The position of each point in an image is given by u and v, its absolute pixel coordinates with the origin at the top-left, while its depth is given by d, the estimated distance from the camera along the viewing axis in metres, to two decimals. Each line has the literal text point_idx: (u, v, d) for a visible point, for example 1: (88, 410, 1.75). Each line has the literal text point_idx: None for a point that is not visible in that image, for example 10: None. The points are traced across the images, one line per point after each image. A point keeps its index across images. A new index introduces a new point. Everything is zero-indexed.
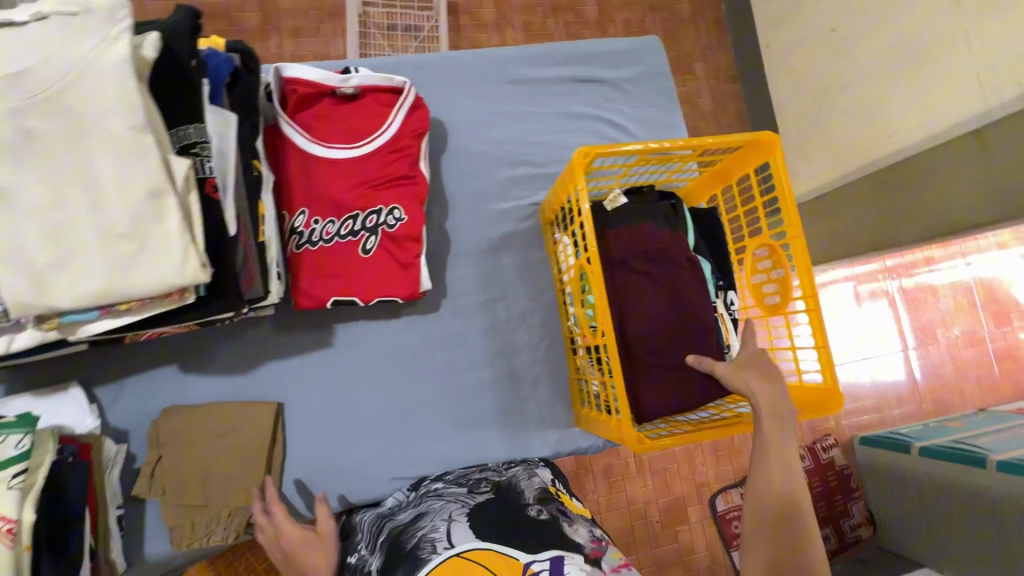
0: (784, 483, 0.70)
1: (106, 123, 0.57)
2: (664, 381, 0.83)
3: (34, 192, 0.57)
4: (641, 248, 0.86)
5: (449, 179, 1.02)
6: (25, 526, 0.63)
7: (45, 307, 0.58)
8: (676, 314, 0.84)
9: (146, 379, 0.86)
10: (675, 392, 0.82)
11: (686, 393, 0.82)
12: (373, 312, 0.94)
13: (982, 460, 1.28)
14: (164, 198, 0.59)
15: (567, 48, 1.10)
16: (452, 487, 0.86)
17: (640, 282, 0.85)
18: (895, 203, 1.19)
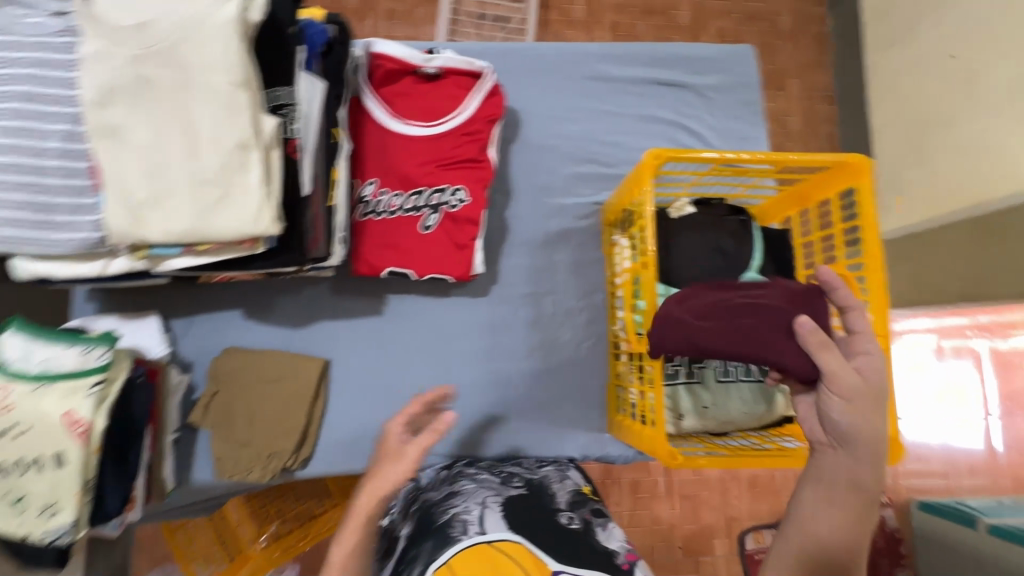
0: (840, 535, 0.63)
1: (210, 78, 0.62)
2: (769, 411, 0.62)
3: (140, 132, 0.63)
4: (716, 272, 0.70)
5: (516, 168, 1.02)
6: (95, 430, 0.70)
7: (139, 237, 0.65)
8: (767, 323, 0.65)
9: (212, 318, 0.93)
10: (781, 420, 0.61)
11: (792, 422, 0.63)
12: (425, 288, 0.97)
13: None
14: (250, 151, 0.64)
15: (653, 49, 1.07)
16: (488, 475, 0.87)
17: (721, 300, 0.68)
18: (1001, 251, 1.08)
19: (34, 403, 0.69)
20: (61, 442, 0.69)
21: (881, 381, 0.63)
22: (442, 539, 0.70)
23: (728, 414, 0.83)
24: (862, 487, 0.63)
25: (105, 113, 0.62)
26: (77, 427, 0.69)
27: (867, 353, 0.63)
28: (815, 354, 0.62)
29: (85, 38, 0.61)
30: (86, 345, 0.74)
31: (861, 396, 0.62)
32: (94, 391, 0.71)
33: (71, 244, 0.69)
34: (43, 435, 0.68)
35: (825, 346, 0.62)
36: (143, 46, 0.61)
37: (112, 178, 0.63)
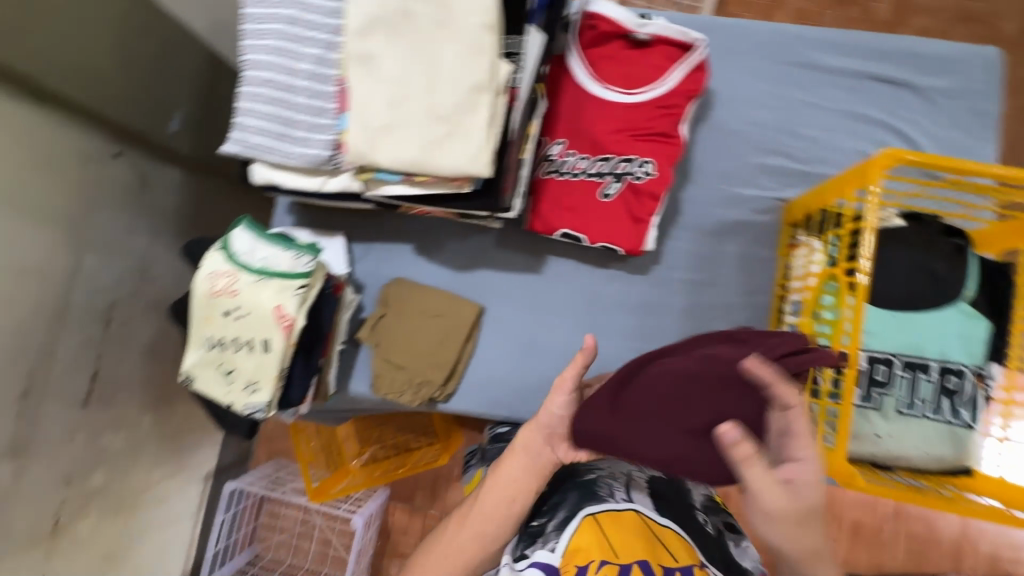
0: None
1: (463, 19, 0.65)
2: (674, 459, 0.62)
3: (392, 63, 0.67)
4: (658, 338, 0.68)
5: (699, 150, 0.98)
6: (296, 327, 0.79)
7: (369, 160, 0.69)
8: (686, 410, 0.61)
9: (386, 248, 1.00)
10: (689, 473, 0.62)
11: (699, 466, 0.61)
12: (586, 255, 0.97)
13: None
14: (483, 94, 0.67)
15: (877, 39, 0.97)
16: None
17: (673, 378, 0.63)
18: None
19: (255, 293, 0.78)
20: (269, 331, 0.78)
21: (814, 497, 0.57)
22: (589, 493, 0.75)
23: (902, 446, 0.76)
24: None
25: (364, 41, 0.67)
26: (283, 322, 0.78)
27: (795, 460, 0.57)
28: (744, 470, 0.56)
29: None
30: (297, 251, 0.82)
31: (789, 513, 0.56)
32: (298, 293, 0.79)
33: (303, 159, 0.75)
34: (259, 322, 0.78)
35: (750, 458, 0.55)
36: None
37: (357, 101, 0.69)
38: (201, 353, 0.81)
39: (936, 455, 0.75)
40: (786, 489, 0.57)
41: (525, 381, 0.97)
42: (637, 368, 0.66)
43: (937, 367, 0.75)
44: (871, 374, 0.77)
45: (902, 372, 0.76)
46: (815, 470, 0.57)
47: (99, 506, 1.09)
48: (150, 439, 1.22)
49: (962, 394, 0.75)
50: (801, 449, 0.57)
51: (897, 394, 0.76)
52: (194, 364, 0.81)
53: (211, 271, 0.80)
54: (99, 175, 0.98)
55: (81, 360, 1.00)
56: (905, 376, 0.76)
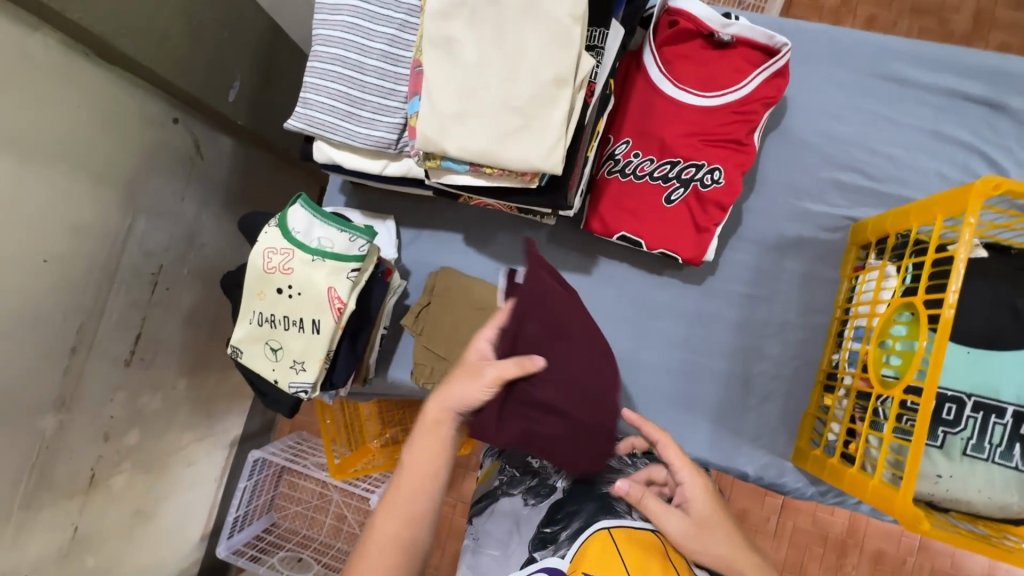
0: None
1: (552, 9, 0.62)
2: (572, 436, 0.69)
3: (471, 50, 0.65)
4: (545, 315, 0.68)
5: (767, 159, 0.94)
6: (346, 311, 0.79)
7: (438, 148, 0.68)
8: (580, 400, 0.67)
9: (435, 236, 0.98)
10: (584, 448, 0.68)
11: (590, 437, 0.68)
12: (640, 260, 0.95)
13: None
14: (563, 88, 0.64)
15: (973, 55, 0.90)
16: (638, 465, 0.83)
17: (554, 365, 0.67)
18: None
19: (309, 273, 0.78)
20: (321, 313, 0.78)
21: (705, 512, 0.68)
22: (605, 506, 0.71)
23: (966, 491, 0.71)
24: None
25: (446, 25, 0.65)
26: (336, 304, 0.78)
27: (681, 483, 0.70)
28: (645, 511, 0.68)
29: None
30: (352, 233, 0.81)
31: (692, 530, 0.67)
32: (352, 276, 0.79)
33: (366, 141, 0.75)
34: (311, 302, 0.78)
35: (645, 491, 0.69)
36: None
37: (431, 86, 0.67)
38: (250, 328, 0.80)
39: (1003, 504, 0.70)
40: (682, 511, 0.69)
41: None
42: (517, 387, 0.65)
43: (1015, 412, 0.70)
44: (936, 412, 0.73)
45: (971, 413, 0.71)
46: (695, 484, 0.70)
47: (133, 464, 1.10)
48: (184, 402, 1.23)
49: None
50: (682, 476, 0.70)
51: (964, 435, 0.72)
52: (241, 338, 0.81)
53: (267, 247, 0.79)
54: (158, 139, 0.98)
55: (128, 321, 1.01)
56: (975, 417, 0.71)
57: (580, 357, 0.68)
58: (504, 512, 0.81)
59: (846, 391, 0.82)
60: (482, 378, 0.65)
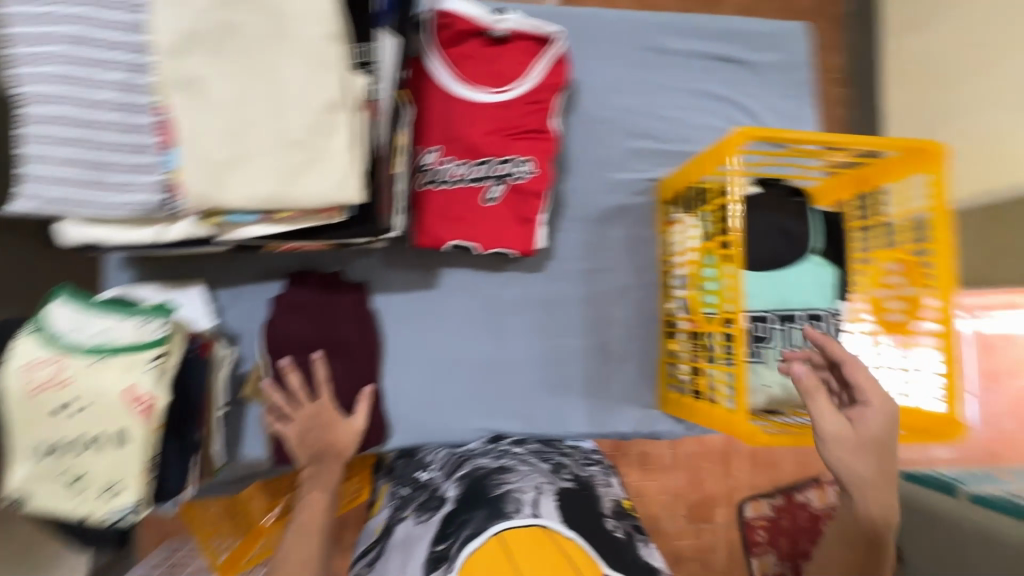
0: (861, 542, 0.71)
1: (303, 29, 0.57)
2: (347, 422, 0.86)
3: (223, 87, 0.57)
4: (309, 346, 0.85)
5: (572, 140, 0.99)
6: (160, 407, 0.66)
7: (216, 203, 0.59)
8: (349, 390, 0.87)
9: (257, 290, 0.88)
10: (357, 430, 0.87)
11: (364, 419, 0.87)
12: (480, 262, 0.95)
13: None
14: (341, 113, 0.60)
15: (712, 21, 1.04)
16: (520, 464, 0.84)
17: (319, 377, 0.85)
18: None
19: (95, 377, 0.65)
20: (123, 419, 0.65)
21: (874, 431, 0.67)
22: (496, 512, 0.69)
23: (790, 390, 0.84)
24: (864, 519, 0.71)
25: (179, 63, 0.56)
26: (141, 405, 0.65)
27: (865, 404, 0.68)
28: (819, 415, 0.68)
29: None
30: (141, 317, 0.70)
31: (848, 442, 0.68)
32: (154, 365, 0.67)
33: (126, 209, 0.63)
34: (104, 412, 0.64)
35: (816, 386, 0.68)
36: None
37: (185, 135, 0.57)
38: (35, 464, 0.65)
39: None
40: (848, 421, 0.68)
41: (440, 400, 0.94)
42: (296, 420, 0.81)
43: (803, 314, 0.85)
44: (755, 332, 0.84)
45: (776, 325, 0.84)
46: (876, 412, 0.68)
47: None
48: None
49: (825, 333, 0.85)
50: (866, 402, 0.68)
51: (777, 345, 0.84)
52: (26, 479, 0.65)
53: (30, 360, 0.65)
54: None
55: None
56: (780, 328, 0.84)
57: (354, 359, 0.87)
58: (398, 537, 0.77)
59: (684, 335, 0.91)
60: (356, 423, 0.82)
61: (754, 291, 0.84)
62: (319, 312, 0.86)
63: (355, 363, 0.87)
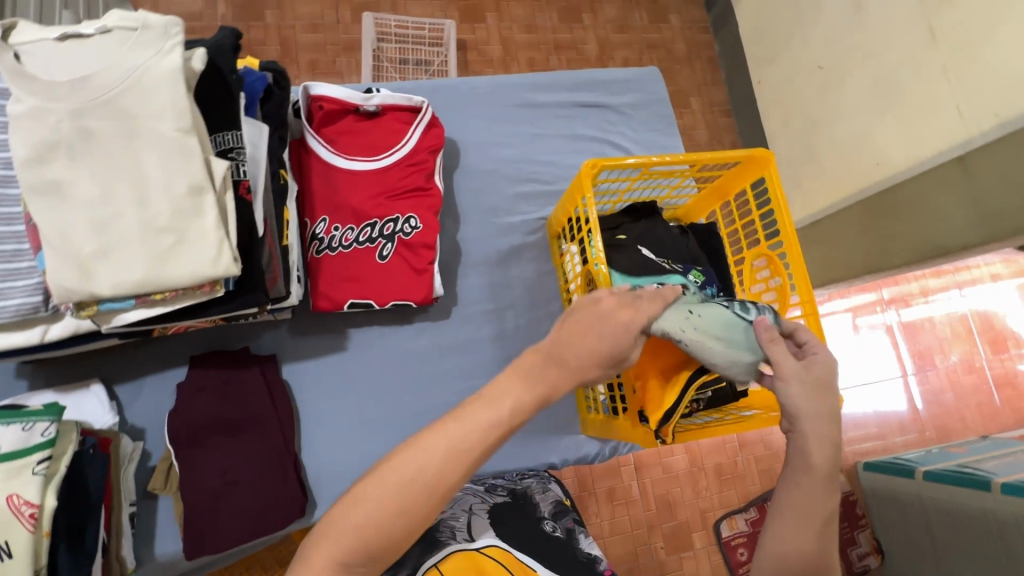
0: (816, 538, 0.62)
1: (157, 126, 0.62)
2: (260, 499, 0.83)
3: (85, 187, 0.61)
4: (217, 420, 0.84)
5: (462, 193, 1.07)
6: (45, 511, 0.65)
7: (86, 294, 0.62)
8: (264, 468, 0.84)
9: (162, 379, 0.88)
10: (275, 509, 0.84)
11: (277, 494, 0.84)
12: (387, 317, 0.98)
13: (987, 482, 1.31)
14: (204, 195, 0.64)
15: (573, 75, 1.17)
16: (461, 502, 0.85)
17: (232, 455, 0.83)
18: (897, 237, 1.31)
19: None
20: (5, 532, 0.62)
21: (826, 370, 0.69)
22: (431, 543, 0.72)
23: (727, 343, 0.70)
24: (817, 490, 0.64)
25: (43, 169, 0.60)
26: (25, 511, 0.63)
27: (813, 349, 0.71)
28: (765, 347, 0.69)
29: (15, 96, 0.60)
30: (26, 420, 0.67)
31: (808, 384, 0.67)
32: (40, 469, 0.66)
33: (1, 315, 0.64)
34: None
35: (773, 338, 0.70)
36: (82, 101, 0.60)
37: (53, 236, 0.61)
38: None
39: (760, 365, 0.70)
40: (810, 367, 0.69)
41: (363, 462, 0.93)
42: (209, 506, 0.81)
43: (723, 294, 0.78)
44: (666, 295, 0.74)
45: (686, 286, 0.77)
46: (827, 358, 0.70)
47: None
48: None
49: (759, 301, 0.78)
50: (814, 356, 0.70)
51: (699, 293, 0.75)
52: None
53: None
54: None
55: None
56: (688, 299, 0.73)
57: (266, 434, 0.86)
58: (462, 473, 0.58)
59: None
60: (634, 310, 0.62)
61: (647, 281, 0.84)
62: (224, 390, 0.86)
63: (266, 439, 0.86)
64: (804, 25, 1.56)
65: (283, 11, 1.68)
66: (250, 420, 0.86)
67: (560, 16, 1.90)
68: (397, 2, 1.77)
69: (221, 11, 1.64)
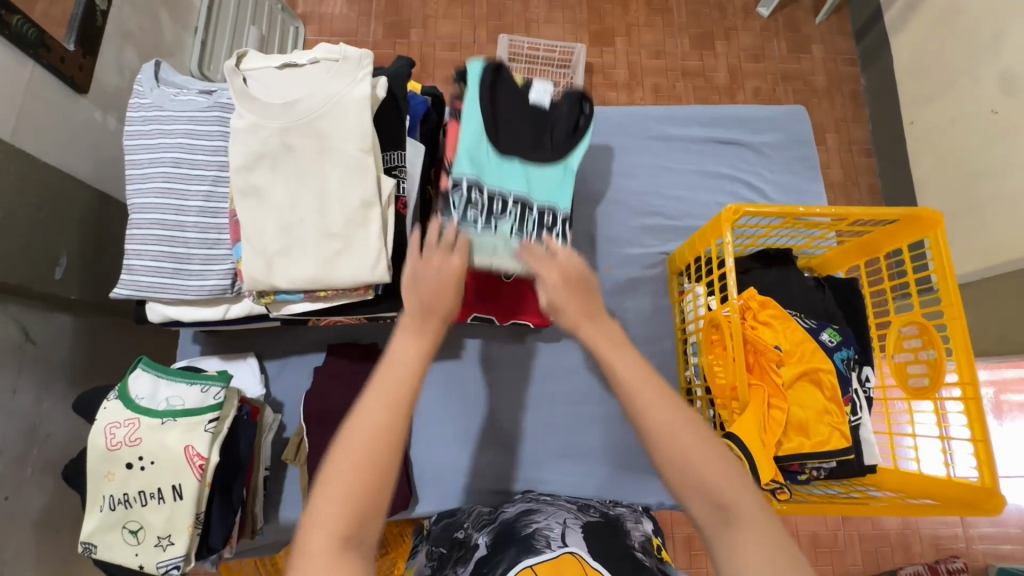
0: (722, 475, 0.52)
1: (343, 146, 0.70)
2: None
3: (279, 194, 0.71)
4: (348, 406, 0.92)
5: (587, 220, 1.09)
6: (211, 465, 0.75)
7: (268, 285, 0.71)
8: None
9: (303, 361, 0.98)
10: None
11: None
12: (502, 333, 1.02)
13: None
14: (372, 209, 0.72)
15: (710, 110, 1.15)
16: (498, 202, 0.82)
17: None
18: None
19: (160, 438, 0.74)
20: (180, 476, 0.74)
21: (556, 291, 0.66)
22: (527, 547, 0.72)
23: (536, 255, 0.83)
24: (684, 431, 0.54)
25: (251, 176, 0.71)
26: (196, 462, 0.74)
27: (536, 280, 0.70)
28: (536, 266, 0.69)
29: (238, 112, 0.71)
30: (204, 383, 0.80)
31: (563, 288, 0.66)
32: (209, 427, 0.76)
33: (200, 292, 0.77)
34: (166, 468, 0.74)
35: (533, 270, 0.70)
36: (289, 121, 0.70)
37: (250, 232, 0.71)
38: (101, 516, 0.74)
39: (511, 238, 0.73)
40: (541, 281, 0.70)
41: (463, 467, 0.97)
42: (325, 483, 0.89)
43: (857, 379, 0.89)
44: (488, 206, 0.81)
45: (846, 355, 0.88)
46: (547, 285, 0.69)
47: None
48: None
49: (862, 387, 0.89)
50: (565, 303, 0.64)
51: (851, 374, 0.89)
52: (92, 531, 0.74)
53: (109, 422, 0.75)
54: None
55: None
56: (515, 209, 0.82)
57: None
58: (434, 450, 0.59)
59: (700, 401, 0.92)
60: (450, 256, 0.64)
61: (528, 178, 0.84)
62: (356, 379, 0.94)
63: None
64: (977, 66, 1.41)
65: (427, 30, 1.82)
66: None
67: (691, 42, 1.86)
68: (531, 25, 1.85)
69: (374, 28, 1.81)
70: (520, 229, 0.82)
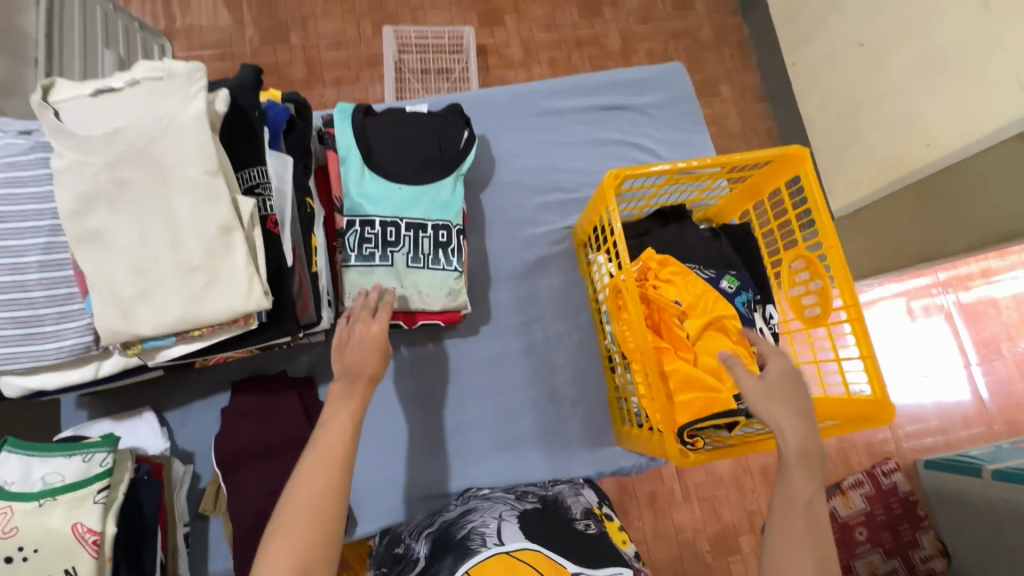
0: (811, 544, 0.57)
1: (186, 170, 0.65)
2: None
3: (123, 234, 0.65)
4: (263, 440, 0.87)
5: (487, 206, 1.07)
6: (107, 538, 0.69)
7: (131, 335, 0.65)
8: None
9: (208, 405, 0.92)
10: None
11: None
12: (416, 336, 0.99)
13: (980, 470, 1.29)
14: (233, 233, 0.66)
15: (594, 79, 1.15)
16: (392, 230, 0.89)
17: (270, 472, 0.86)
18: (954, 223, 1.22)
19: (39, 521, 0.67)
20: (72, 557, 0.67)
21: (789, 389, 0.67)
22: (463, 552, 0.70)
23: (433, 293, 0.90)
24: (812, 462, 0.62)
25: (86, 220, 0.64)
26: (89, 539, 0.67)
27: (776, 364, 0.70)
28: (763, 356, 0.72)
29: (56, 152, 0.64)
30: (86, 452, 0.73)
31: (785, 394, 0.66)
32: (100, 497, 0.70)
33: (59, 354, 0.70)
34: (55, 552, 0.67)
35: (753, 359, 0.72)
36: (116, 153, 0.63)
37: (98, 281, 0.64)
38: None
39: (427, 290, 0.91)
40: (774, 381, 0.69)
41: (398, 478, 0.95)
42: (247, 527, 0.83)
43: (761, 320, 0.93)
44: (384, 238, 0.89)
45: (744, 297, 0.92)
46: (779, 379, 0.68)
47: None
48: None
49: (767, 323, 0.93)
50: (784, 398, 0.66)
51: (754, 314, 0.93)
52: None
53: None
54: None
55: None
56: (408, 235, 0.89)
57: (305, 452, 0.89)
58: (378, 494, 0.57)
59: (619, 367, 0.93)
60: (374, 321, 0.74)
61: (412, 201, 0.90)
62: (265, 412, 0.89)
63: None
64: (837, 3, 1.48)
65: (307, 31, 1.72)
66: (286, 444, 0.88)
67: (580, 11, 1.86)
68: (416, 13, 1.78)
69: (249, 35, 1.69)
70: (415, 253, 0.89)
